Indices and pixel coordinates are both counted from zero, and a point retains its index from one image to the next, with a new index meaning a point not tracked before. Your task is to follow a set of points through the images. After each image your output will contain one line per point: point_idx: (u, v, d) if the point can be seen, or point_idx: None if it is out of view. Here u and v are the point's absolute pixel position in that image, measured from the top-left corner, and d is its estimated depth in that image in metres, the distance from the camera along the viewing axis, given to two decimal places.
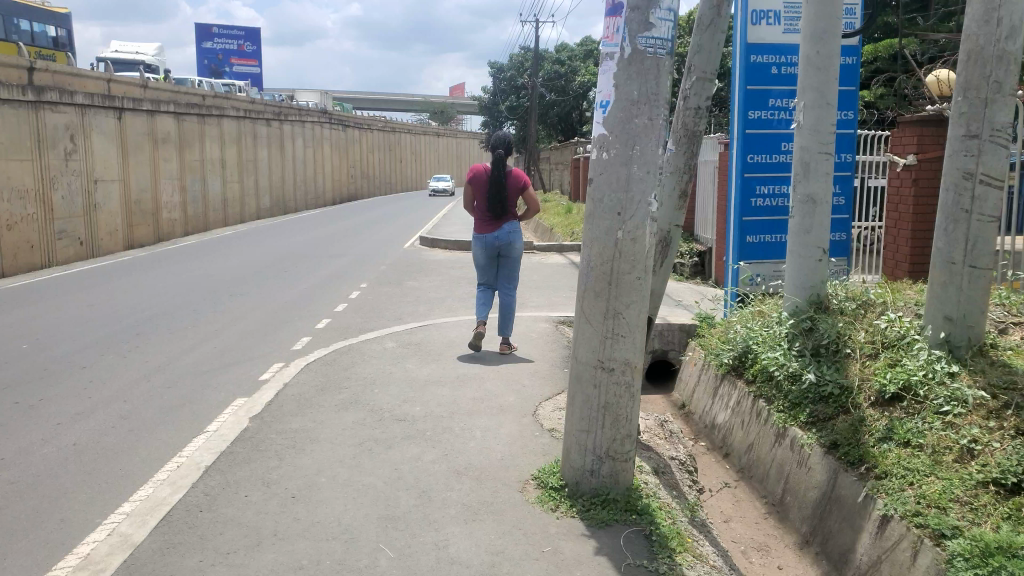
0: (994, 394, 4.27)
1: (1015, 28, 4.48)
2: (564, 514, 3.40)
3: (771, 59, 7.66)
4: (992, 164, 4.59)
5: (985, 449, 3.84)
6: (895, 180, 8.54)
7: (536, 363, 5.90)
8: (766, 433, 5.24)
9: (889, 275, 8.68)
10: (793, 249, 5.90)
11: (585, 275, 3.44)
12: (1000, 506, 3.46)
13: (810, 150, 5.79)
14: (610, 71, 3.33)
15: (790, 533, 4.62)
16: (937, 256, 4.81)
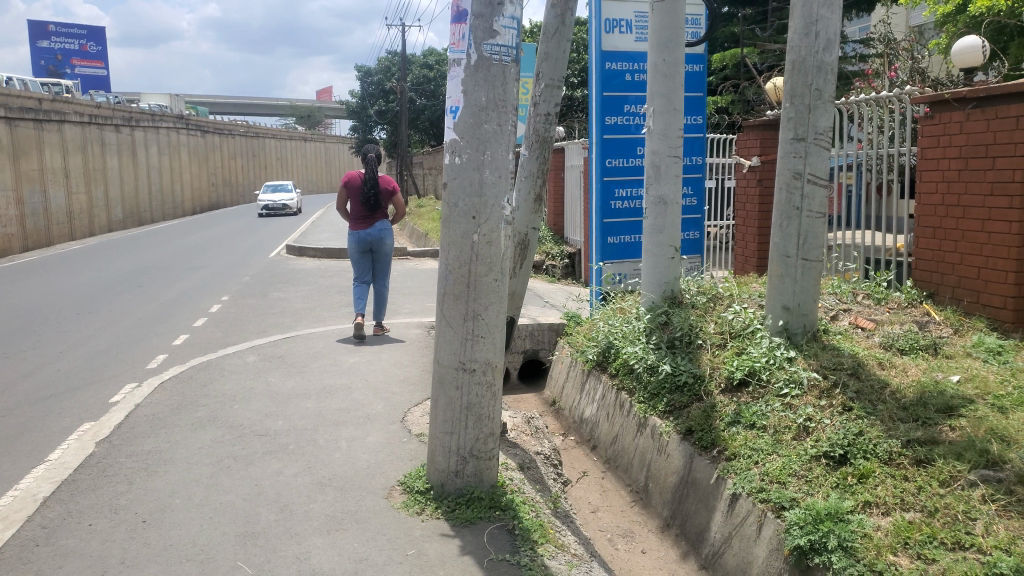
0: (825, 373, 4.66)
1: (831, 41, 4.89)
2: (430, 516, 3.43)
3: (625, 66, 8.01)
4: (817, 165, 5.02)
5: (818, 425, 4.17)
6: (742, 181, 9.11)
7: (404, 370, 5.88)
8: (628, 424, 5.48)
9: (738, 270, 9.27)
10: (649, 248, 6.18)
11: (444, 278, 3.48)
12: (831, 476, 3.77)
13: (660, 154, 6.08)
14: (458, 77, 3.39)
15: (652, 518, 4.84)
16: (774, 251, 5.20)
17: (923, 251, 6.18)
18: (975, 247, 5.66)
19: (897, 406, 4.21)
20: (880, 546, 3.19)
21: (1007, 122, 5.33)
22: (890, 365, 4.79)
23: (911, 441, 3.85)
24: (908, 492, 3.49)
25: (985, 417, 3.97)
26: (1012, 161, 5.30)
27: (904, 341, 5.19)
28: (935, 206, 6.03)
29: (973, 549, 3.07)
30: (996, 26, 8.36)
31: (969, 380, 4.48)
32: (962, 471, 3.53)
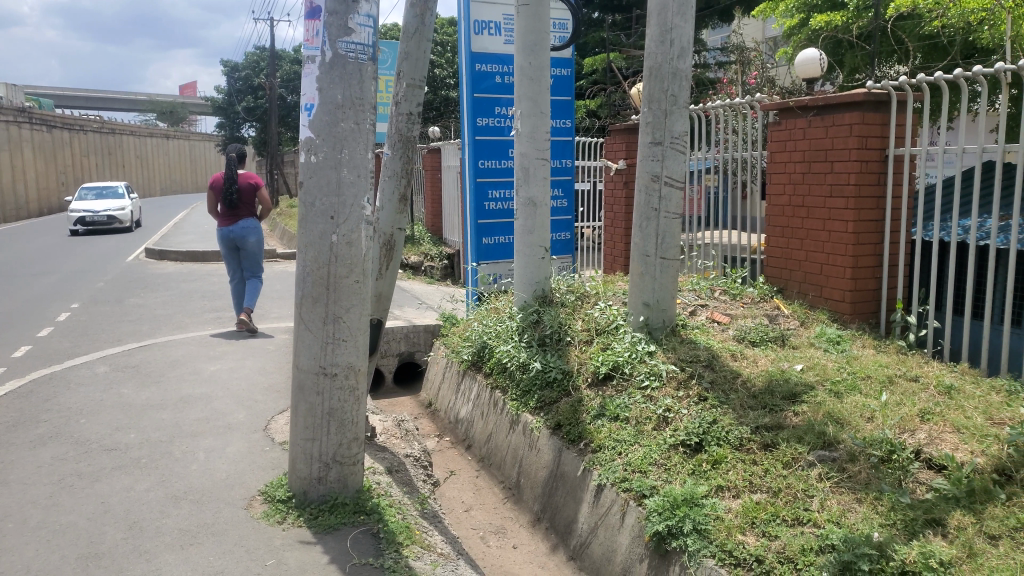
0: (682, 366, 4.89)
1: (684, 50, 5.13)
2: (292, 524, 3.35)
3: (495, 68, 8.09)
4: (674, 168, 5.25)
5: (676, 415, 4.38)
6: (610, 183, 9.41)
7: (270, 376, 5.69)
8: (501, 422, 5.55)
9: (608, 269, 9.57)
10: (519, 249, 6.28)
11: (302, 281, 3.41)
12: (687, 463, 3.97)
13: (529, 156, 6.17)
14: (313, 75, 3.33)
15: (524, 513, 4.93)
16: (636, 250, 5.41)
17: (772, 249, 6.61)
18: (816, 245, 6.11)
19: (747, 394, 4.49)
20: (730, 526, 3.39)
21: (842, 129, 5.78)
22: (742, 356, 5.09)
23: (759, 427, 4.11)
24: (755, 475, 3.72)
25: (824, 402, 4.29)
26: (847, 165, 5.75)
27: (755, 333, 5.53)
28: (782, 207, 6.46)
29: (810, 523, 3.32)
30: (833, 41, 9.05)
31: (810, 368, 4.83)
32: (801, 452, 3.81)
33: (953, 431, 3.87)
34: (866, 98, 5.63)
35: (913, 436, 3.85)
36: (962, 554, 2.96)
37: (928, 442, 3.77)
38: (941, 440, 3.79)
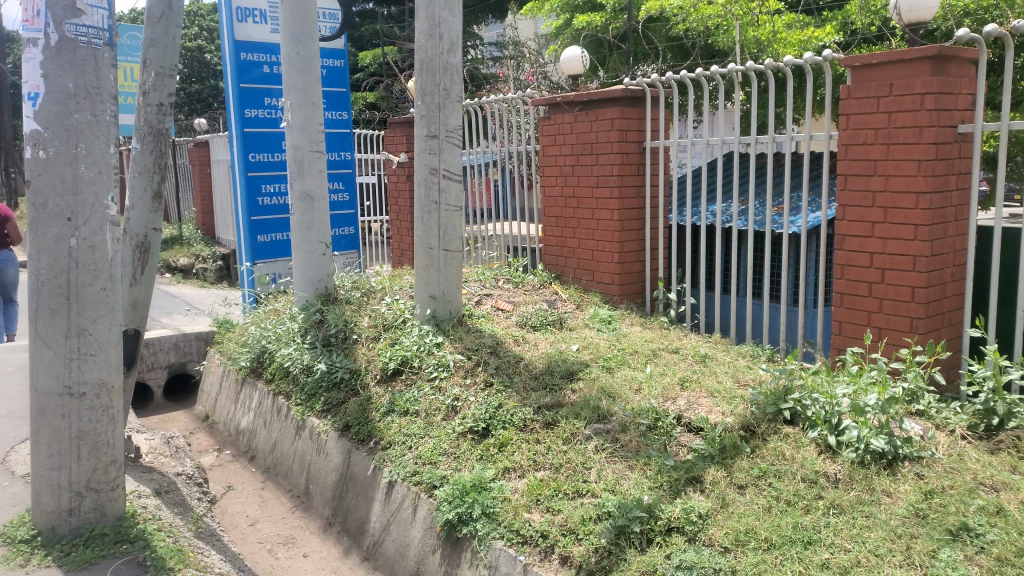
0: (468, 354, 4.97)
1: (454, 44, 5.20)
2: (39, 565, 2.99)
3: (263, 58, 7.73)
4: (450, 161, 5.31)
5: (464, 404, 4.44)
6: (393, 177, 9.32)
7: (9, 402, 5.02)
8: (286, 428, 5.32)
9: (394, 263, 9.50)
10: (298, 246, 6.03)
11: (35, 291, 3.04)
12: (475, 449, 4.05)
13: (303, 149, 5.94)
14: (35, 60, 2.95)
15: (314, 519, 4.77)
16: (418, 243, 5.42)
17: (548, 237, 6.93)
18: (587, 232, 6.48)
19: (529, 376, 4.67)
20: (517, 506, 3.51)
21: (605, 123, 6.15)
22: (524, 341, 5.28)
23: (540, 407, 4.29)
24: (538, 453, 3.88)
25: (597, 378, 4.58)
26: (611, 156, 6.13)
27: (536, 318, 5.76)
28: (556, 197, 6.78)
29: (588, 494, 3.53)
30: (594, 40, 9.60)
31: (585, 347, 5.12)
32: (579, 427, 4.03)
33: (707, 395, 4.29)
34: (625, 94, 6.04)
35: (675, 403, 4.21)
36: (717, 505, 3.29)
37: (687, 407, 4.14)
38: (697, 404, 4.17)
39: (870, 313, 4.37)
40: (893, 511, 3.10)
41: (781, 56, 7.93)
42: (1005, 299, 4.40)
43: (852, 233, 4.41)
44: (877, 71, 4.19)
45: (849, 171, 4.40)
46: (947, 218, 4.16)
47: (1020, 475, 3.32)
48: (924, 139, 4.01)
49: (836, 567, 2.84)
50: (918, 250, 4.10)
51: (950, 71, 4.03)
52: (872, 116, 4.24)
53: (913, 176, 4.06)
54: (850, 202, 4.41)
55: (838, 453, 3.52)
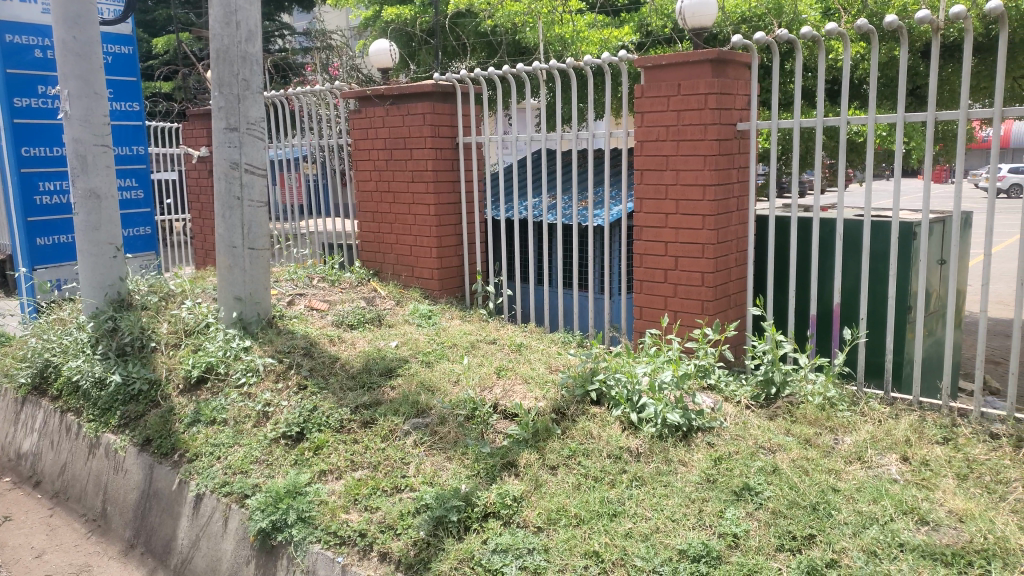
0: (280, 357, 4.78)
1: (252, 33, 4.98)
2: None
3: (34, 41, 6.97)
4: (253, 155, 5.08)
5: (276, 408, 4.28)
6: (194, 173, 8.75)
7: None
8: (77, 448, 4.87)
9: (199, 265, 8.94)
10: (83, 248, 5.51)
11: None
12: (290, 454, 3.92)
13: (85, 143, 5.43)
14: None
15: (113, 543, 4.40)
16: (221, 242, 5.14)
17: (365, 233, 6.84)
18: (403, 228, 6.46)
19: (346, 375, 4.59)
20: (334, 508, 3.44)
21: (416, 117, 6.13)
22: (340, 341, 5.16)
23: (358, 406, 4.22)
24: (356, 453, 3.83)
25: (416, 373, 4.58)
26: (424, 152, 6.14)
27: (352, 317, 5.65)
28: (371, 192, 6.70)
29: (407, 489, 3.53)
30: (404, 33, 9.50)
31: (404, 343, 5.11)
32: (398, 423, 4.02)
33: (522, 382, 4.43)
34: (435, 89, 6.05)
35: (491, 392, 4.31)
36: (530, 487, 3.42)
37: (503, 396, 4.24)
38: (512, 392, 4.29)
39: (667, 298, 4.71)
40: (688, 478, 3.37)
41: (583, 54, 8.25)
42: (779, 279, 4.88)
43: (649, 225, 4.74)
44: (667, 72, 4.51)
45: (645, 166, 4.70)
46: (730, 209, 4.54)
47: (793, 436, 3.72)
48: (709, 136, 4.36)
49: (637, 534, 3.04)
50: (705, 239, 4.46)
51: (729, 73, 4.40)
52: (664, 114, 4.55)
53: (700, 171, 4.40)
54: (647, 195, 4.72)
55: (640, 429, 3.77)
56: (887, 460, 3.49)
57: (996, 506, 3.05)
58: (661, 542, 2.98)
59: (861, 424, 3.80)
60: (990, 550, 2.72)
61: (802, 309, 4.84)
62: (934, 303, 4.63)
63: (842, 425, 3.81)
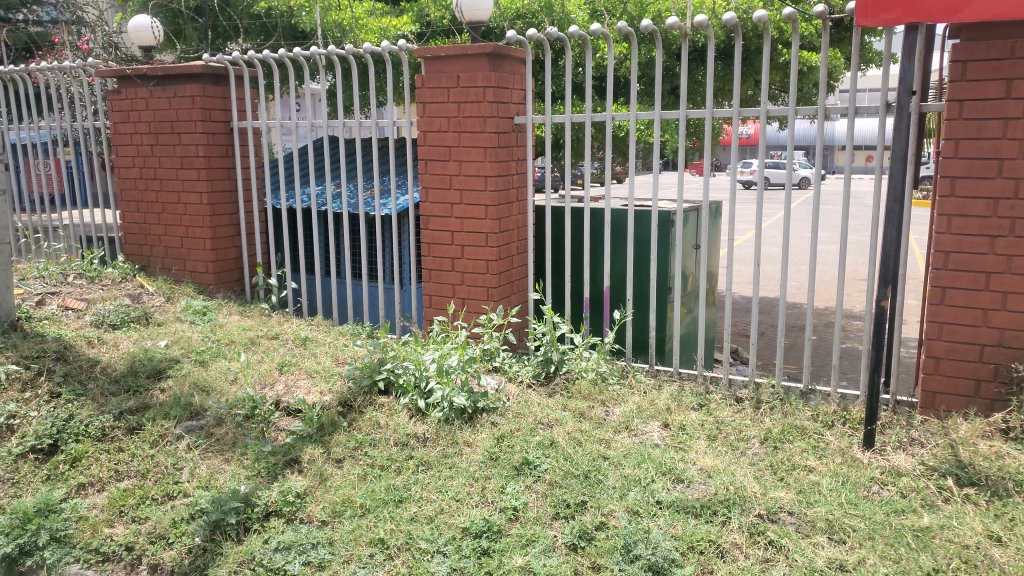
0: (26, 364, 4.27)
1: None
2: None
3: None
4: None
5: (22, 420, 3.83)
6: None
7: None
8: None
9: None
10: None
11: None
12: (40, 470, 3.52)
13: None
14: None
15: None
16: None
17: (129, 225, 6.28)
18: (175, 219, 6.01)
19: (108, 380, 4.21)
20: (95, 523, 3.15)
21: (185, 100, 5.72)
22: (100, 342, 4.72)
23: (122, 413, 3.90)
24: (120, 462, 3.53)
25: (188, 373, 4.31)
26: (195, 137, 5.74)
27: (115, 316, 5.18)
28: (135, 180, 6.15)
29: (179, 495, 3.32)
30: (167, 10, 8.76)
31: (175, 343, 4.77)
32: (168, 428, 3.78)
33: (305, 376, 4.32)
34: (205, 71, 5.68)
35: (272, 388, 4.16)
36: (315, 482, 3.36)
37: (285, 392, 4.11)
38: (296, 387, 4.17)
39: (454, 286, 4.80)
40: (472, 458, 3.48)
41: (362, 41, 8.10)
42: (555, 264, 5.14)
43: (434, 214, 4.78)
44: (445, 63, 4.57)
45: (428, 156, 4.73)
46: (510, 199, 4.70)
47: (569, 411, 3.95)
48: (488, 128, 4.48)
49: (422, 518, 3.09)
50: (488, 228, 4.59)
51: (504, 68, 4.55)
52: (444, 105, 4.61)
53: (481, 162, 4.52)
54: (432, 184, 4.76)
55: (427, 415, 3.82)
56: (650, 427, 3.82)
57: (738, 461, 3.45)
58: (445, 522, 3.05)
59: (629, 396, 4.13)
60: (732, 499, 3.07)
61: (577, 292, 5.14)
62: (689, 284, 5.11)
63: (612, 398, 4.12)
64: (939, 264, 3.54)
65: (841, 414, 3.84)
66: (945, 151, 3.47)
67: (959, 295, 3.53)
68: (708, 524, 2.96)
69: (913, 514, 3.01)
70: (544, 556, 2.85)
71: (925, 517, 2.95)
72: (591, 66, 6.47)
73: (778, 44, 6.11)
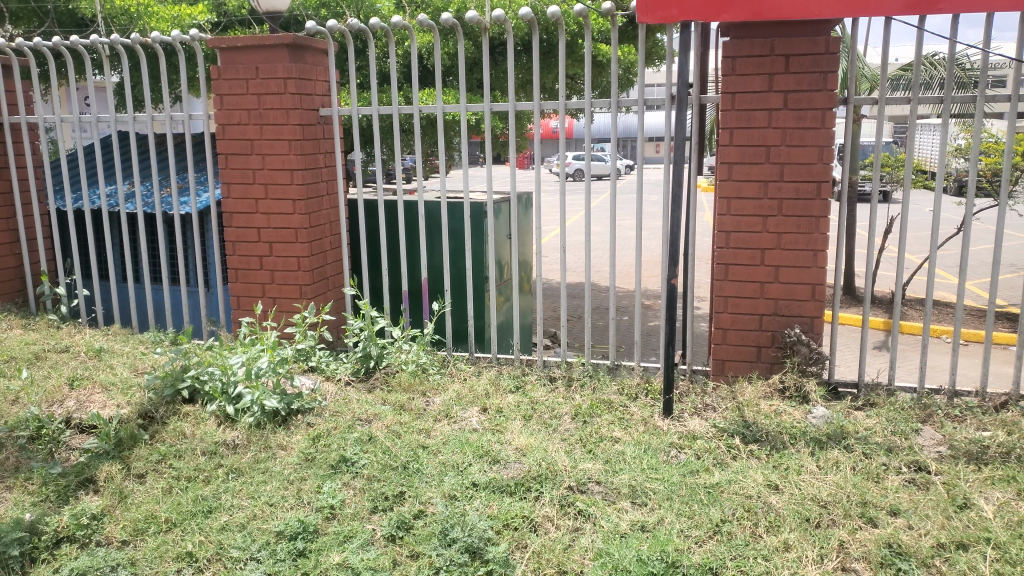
0: None
1: None
2: None
3: None
4: None
5: None
6: None
7: None
8: None
9: None
10: None
11: None
12: None
13: None
14: None
15: None
16: None
17: None
18: None
19: None
20: None
21: None
22: None
23: None
24: None
25: None
26: None
27: None
28: None
29: None
30: None
31: None
32: None
33: (101, 391, 4.01)
34: None
35: (61, 406, 3.82)
36: (113, 501, 3.13)
37: (77, 408, 3.79)
38: (89, 403, 3.86)
39: (264, 285, 4.63)
40: (287, 461, 3.39)
41: (151, 30, 7.53)
42: (371, 259, 5.09)
43: (238, 211, 4.58)
44: (243, 53, 4.38)
45: (229, 151, 4.53)
46: (319, 193, 4.61)
47: (389, 404, 3.94)
48: (291, 121, 4.36)
49: (233, 526, 2.97)
50: (297, 223, 4.47)
51: (306, 59, 4.44)
52: (243, 98, 4.42)
53: (286, 155, 4.39)
54: (234, 179, 4.56)
55: (237, 421, 3.68)
56: (468, 413, 3.89)
57: (550, 438, 3.61)
58: (258, 528, 2.95)
59: (448, 384, 4.19)
60: (544, 475, 3.21)
61: (394, 286, 5.12)
62: (504, 273, 5.26)
63: (432, 387, 4.16)
64: (722, 243, 3.87)
65: (644, 386, 4.12)
66: (723, 140, 3.79)
67: (740, 270, 3.87)
68: (522, 501, 3.07)
69: (706, 472, 3.28)
70: (362, 550, 2.83)
71: (715, 474, 3.23)
72: (397, 57, 6.44)
73: (575, 37, 6.38)
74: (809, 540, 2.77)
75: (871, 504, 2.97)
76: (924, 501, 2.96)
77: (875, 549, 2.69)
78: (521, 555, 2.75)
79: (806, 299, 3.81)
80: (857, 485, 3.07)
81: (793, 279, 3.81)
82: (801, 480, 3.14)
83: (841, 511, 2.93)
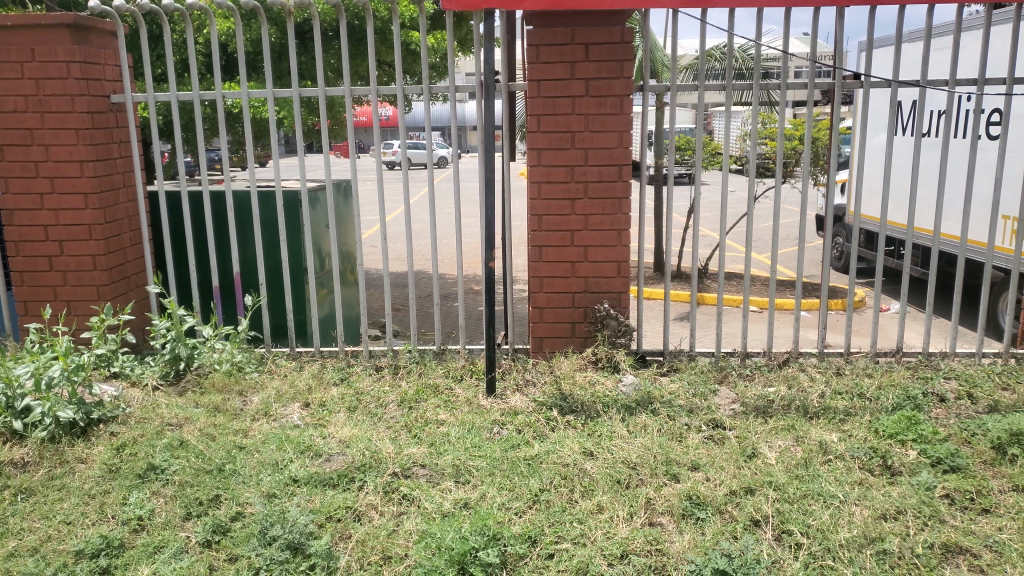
0: None
1: None
2: None
3: None
4: None
5: None
6: None
7: None
8: None
9: None
10: None
11: None
12: None
13: None
14: None
15: None
16: None
17: None
18: None
19: None
20: None
21: None
22: None
23: None
24: None
25: None
26: None
27: None
28: None
29: None
30: None
31: None
32: None
33: None
34: None
35: None
36: None
37: None
38: None
39: (55, 288, 4.25)
40: (87, 475, 3.15)
41: None
42: (178, 255, 4.79)
43: (20, 207, 4.16)
44: (14, 34, 3.96)
45: (4, 141, 4.09)
46: (115, 185, 4.29)
47: (202, 406, 3.76)
48: (77, 108, 4.02)
49: (23, 551, 2.71)
50: (90, 219, 4.13)
51: (91, 41, 4.10)
52: (18, 83, 4.01)
53: (74, 146, 4.04)
54: (12, 173, 4.12)
55: (27, 436, 3.37)
56: (289, 409, 3.80)
57: (375, 426, 3.59)
58: (53, 550, 2.72)
59: (268, 382, 4.06)
60: (368, 464, 3.20)
61: (205, 281, 4.85)
62: (323, 264, 5.15)
63: (249, 386, 4.02)
64: (535, 225, 4.00)
65: (468, 368, 4.21)
66: (531, 126, 3.91)
67: (552, 251, 4.04)
68: (344, 492, 3.04)
69: (526, 446, 3.40)
70: (174, 559, 2.68)
71: (534, 447, 3.36)
72: (196, 43, 6.09)
73: (386, 25, 6.34)
74: (620, 500, 2.96)
75: (674, 461, 3.21)
76: (720, 454, 3.24)
77: (677, 502, 2.91)
78: (344, 546, 2.73)
79: (612, 276, 4.05)
80: (662, 446, 3.31)
81: (600, 257, 4.03)
82: (612, 446, 3.34)
83: (648, 470, 3.14)
